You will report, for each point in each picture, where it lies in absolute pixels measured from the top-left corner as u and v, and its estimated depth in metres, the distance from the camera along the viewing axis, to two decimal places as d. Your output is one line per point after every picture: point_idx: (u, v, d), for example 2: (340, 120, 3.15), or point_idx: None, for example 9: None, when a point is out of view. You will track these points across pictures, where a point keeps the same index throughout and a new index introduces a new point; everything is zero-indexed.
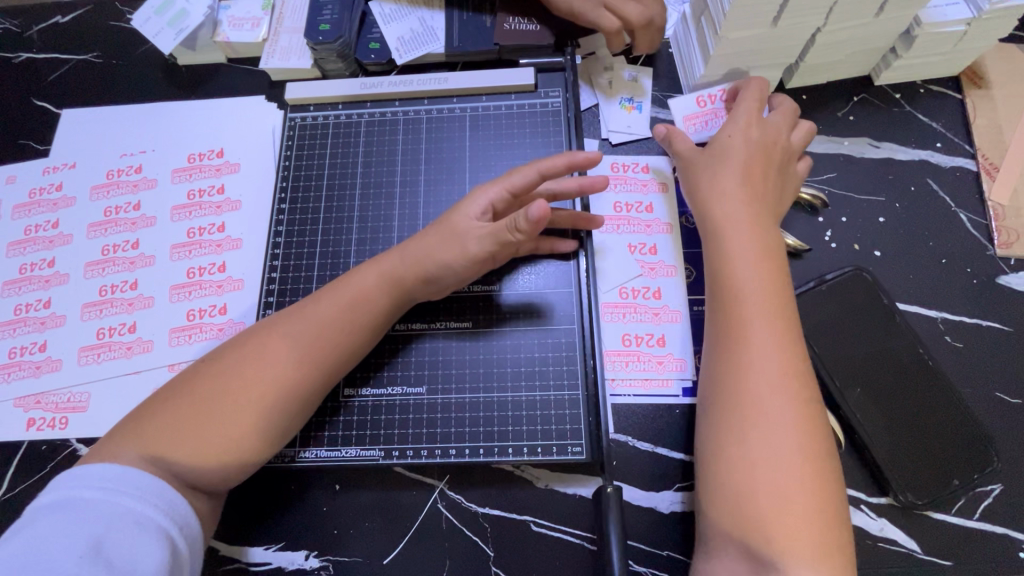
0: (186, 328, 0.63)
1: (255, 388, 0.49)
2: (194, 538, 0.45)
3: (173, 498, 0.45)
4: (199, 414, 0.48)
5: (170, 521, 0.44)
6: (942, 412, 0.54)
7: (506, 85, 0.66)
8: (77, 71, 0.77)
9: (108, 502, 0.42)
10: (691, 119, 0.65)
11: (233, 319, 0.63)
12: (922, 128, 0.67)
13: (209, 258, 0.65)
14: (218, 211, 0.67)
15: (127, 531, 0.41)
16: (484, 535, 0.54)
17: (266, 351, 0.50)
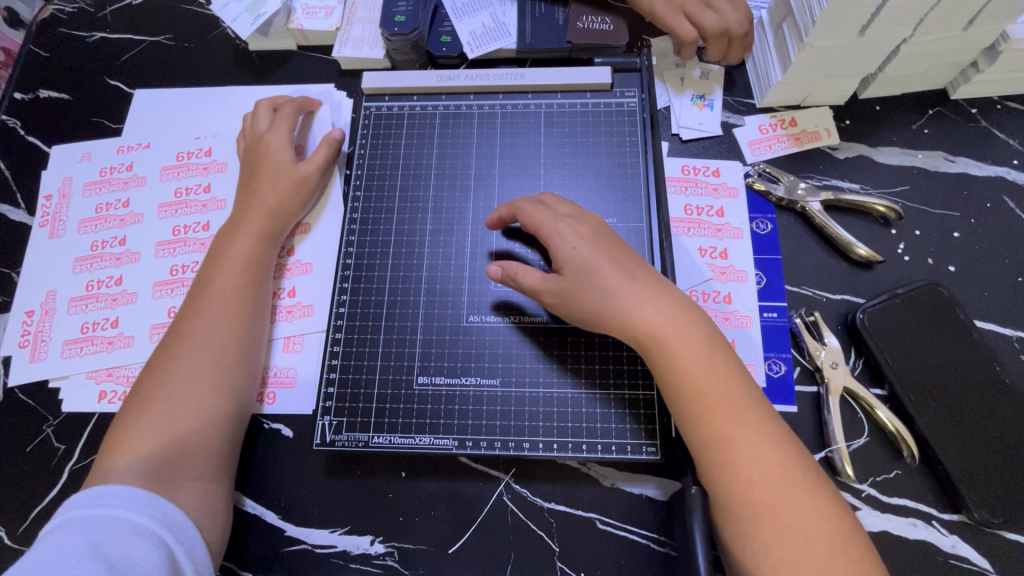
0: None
1: (203, 363, 0.54)
2: (194, 547, 0.47)
3: (166, 508, 0.47)
4: (150, 406, 0.52)
5: (167, 531, 0.46)
6: (1017, 431, 0.53)
7: (583, 83, 0.66)
8: (149, 53, 0.78)
9: (108, 513, 0.45)
10: (756, 144, 0.67)
11: (302, 302, 0.63)
12: (998, 144, 0.66)
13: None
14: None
15: (127, 538, 0.44)
16: (549, 530, 0.55)
17: (191, 329, 0.55)
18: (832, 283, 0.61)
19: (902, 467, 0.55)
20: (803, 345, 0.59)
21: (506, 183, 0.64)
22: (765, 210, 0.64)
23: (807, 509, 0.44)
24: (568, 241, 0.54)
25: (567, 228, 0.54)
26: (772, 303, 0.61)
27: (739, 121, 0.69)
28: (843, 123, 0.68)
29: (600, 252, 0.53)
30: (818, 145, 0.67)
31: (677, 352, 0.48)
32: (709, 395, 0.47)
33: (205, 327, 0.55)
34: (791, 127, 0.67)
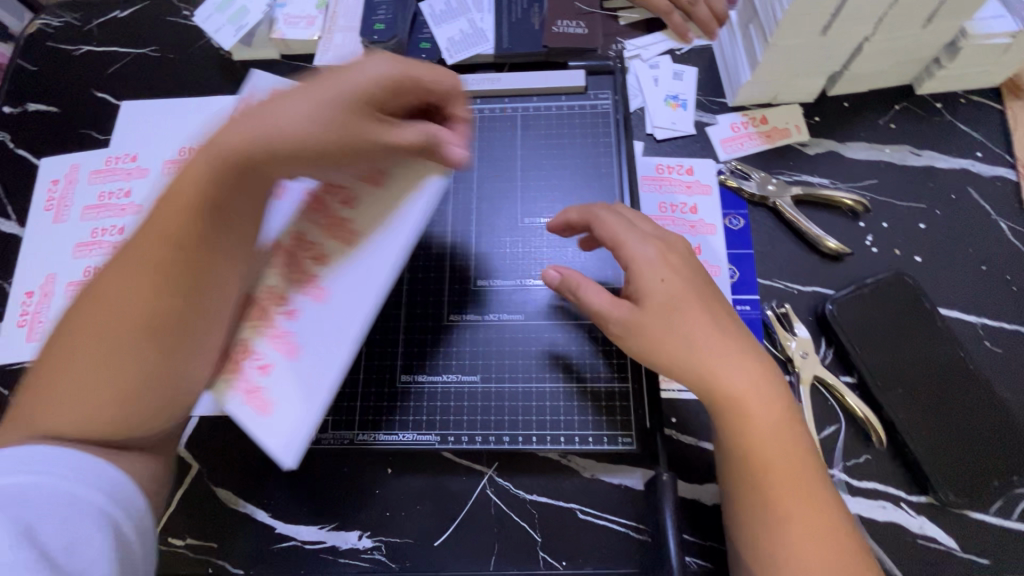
0: (275, 329, 0.48)
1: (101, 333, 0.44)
2: (142, 518, 0.45)
3: (105, 475, 0.43)
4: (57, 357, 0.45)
5: (114, 505, 0.43)
6: (981, 414, 0.55)
7: (558, 86, 0.68)
8: (135, 65, 0.80)
9: (39, 485, 0.40)
10: (728, 142, 0.69)
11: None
12: (962, 137, 0.68)
13: (349, 294, 0.48)
14: (327, 265, 0.50)
15: (67, 516, 0.40)
16: (532, 521, 0.56)
17: (104, 304, 0.45)
18: (802, 276, 0.63)
19: (872, 452, 0.57)
20: (775, 336, 0.60)
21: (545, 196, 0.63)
22: (737, 206, 0.66)
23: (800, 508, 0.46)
24: (657, 271, 0.51)
25: (654, 251, 0.51)
26: (745, 296, 0.62)
27: (711, 120, 0.70)
28: (812, 119, 0.70)
29: (674, 274, 0.51)
30: (789, 142, 0.69)
31: (711, 363, 0.48)
32: (739, 408, 0.48)
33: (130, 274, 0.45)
34: (762, 125, 0.69)
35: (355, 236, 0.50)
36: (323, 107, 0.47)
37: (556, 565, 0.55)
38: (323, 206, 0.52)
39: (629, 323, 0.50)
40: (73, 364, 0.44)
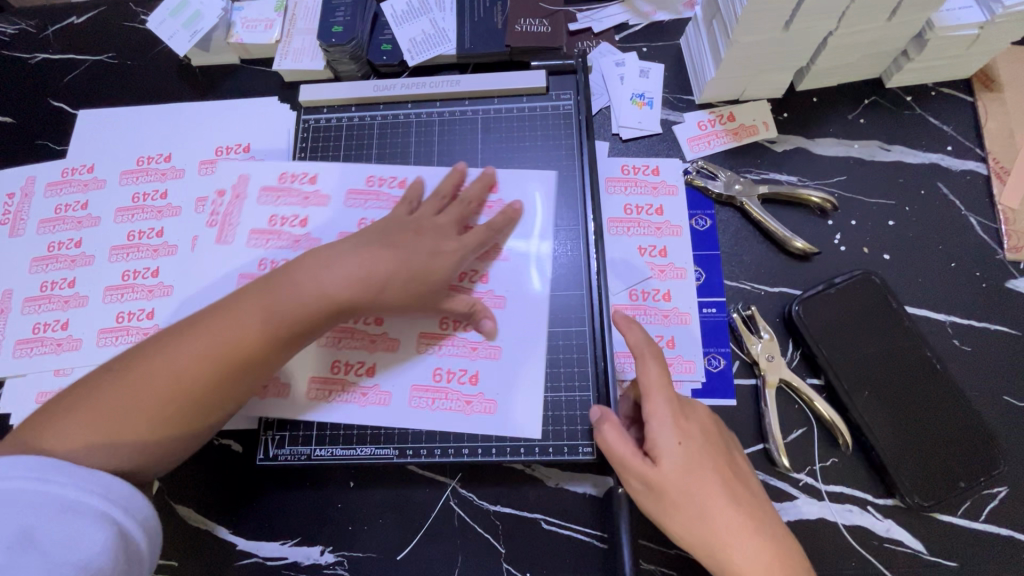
0: (329, 382, 0.56)
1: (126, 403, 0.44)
2: (147, 519, 0.43)
3: (115, 482, 0.41)
4: (147, 365, 0.45)
5: (112, 505, 0.41)
6: (948, 415, 0.54)
7: (520, 87, 0.67)
8: (92, 73, 0.78)
9: (40, 491, 0.39)
10: (694, 140, 0.68)
11: (484, 393, 0.55)
12: (932, 131, 0.67)
13: (461, 362, 0.55)
14: (372, 346, 0.56)
15: (60, 521, 0.38)
16: (495, 532, 0.56)
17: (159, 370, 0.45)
18: (770, 276, 0.62)
19: (839, 454, 0.56)
20: (741, 338, 0.59)
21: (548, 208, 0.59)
22: (704, 206, 0.65)
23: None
24: (671, 434, 0.46)
25: (669, 424, 0.46)
26: (711, 298, 0.61)
27: (678, 118, 0.69)
28: (781, 116, 0.68)
29: (684, 419, 0.47)
30: (756, 139, 0.67)
31: (667, 475, 0.45)
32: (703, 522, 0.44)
33: (253, 313, 0.47)
34: (729, 122, 0.68)
35: (395, 347, 0.56)
36: (360, 279, 0.49)
37: None
38: (355, 333, 0.56)
39: (655, 484, 0.45)
40: (178, 386, 0.45)
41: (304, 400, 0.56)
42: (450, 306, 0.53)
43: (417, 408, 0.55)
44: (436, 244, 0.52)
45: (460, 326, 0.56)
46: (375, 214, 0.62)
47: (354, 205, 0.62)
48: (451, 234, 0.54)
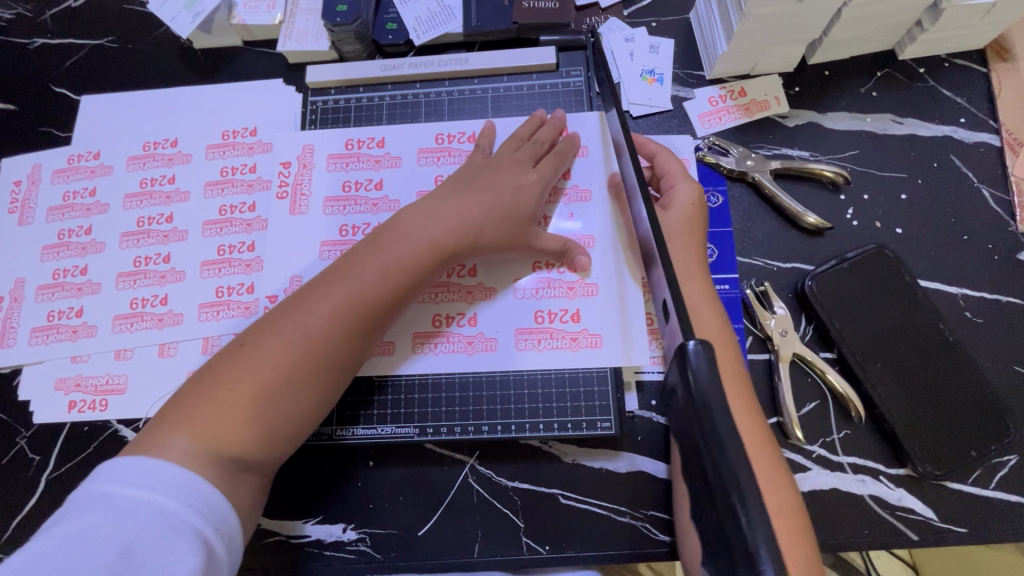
0: (433, 336, 0.59)
1: (245, 383, 0.48)
2: (233, 536, 0.46)
3: (213, 501, 0.45)
4: (229, 380, 0.48)
5: (206, 522, 0.44)
6: (960, 385, 0.55)
7: (528, 65, 0.67)
8: (93, 57, 0.77)
9: (146, 503, 0.42)
10: (706, 117, 0.67)
11: (587, 329, 0.58)
12: (945, 103, 0.66)
13: (559, 302, 0.59)
14: (469, 297, 0.60)
15: (159, 535, 0.41)
16: (514, 507, 0.57)
17: (266, 350, 0.49)
18: (782, 252, 0.62)
19: (851, 427, 0.56)
20: (754, 314, 0.60)
21: (608, 165, 0.63)
22: (716, 183, 0.65)
23: (771, 492, 0.45)
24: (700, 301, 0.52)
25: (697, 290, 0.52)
26: (723, 275, 0.61)
27: (689, 94, 0.68)
28: (792, 90, 0.67)
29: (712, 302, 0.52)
30: (768, 114, 0.67)
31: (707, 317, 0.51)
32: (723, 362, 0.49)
33: (314, 312, 0.51)
34: (741, 97, 0.67)
35: (491, 295, 0.60)
36: (462, 220, 0.55)
37: (539, 550, 0.55)
38: (450, 286, 0.60)
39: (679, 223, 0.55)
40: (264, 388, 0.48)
41: (412, 354, 0.58)
42: (542, 244, 0.57)
43: (523, 349, 0.58)
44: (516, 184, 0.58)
45: (554, 265, 0.60)
46: (448, 169, 0.64)
47: (428, 163, 0.65)
48: (528, 166, 0.59)
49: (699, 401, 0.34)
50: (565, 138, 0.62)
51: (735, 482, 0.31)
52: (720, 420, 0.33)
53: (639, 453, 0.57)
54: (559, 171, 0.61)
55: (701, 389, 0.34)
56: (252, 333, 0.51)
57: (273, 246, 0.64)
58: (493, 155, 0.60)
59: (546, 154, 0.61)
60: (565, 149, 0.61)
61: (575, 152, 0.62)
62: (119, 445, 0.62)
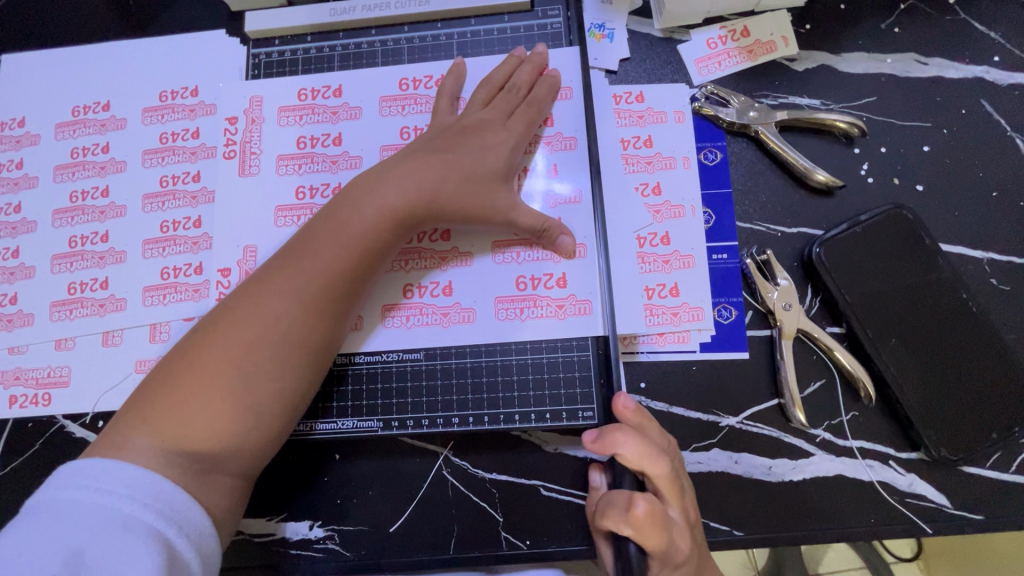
0: (403, 308, 0.54)
1: (201, 374, 0.45)
2: (202, 537, 0.42)
3: (173, 498, 0.41)
4: (183, 376, 0.45)
5: (166, 522, 0.40)
6: (982, 361, 0.50)
7: (499, 4, 0.58)
8: (10, 11, 0.68)
9: (99, 505, 0.39)
10: (703, 62, 0.59)
11: (575, 295, 0.52)
12: (978, 38, 0.58)
13: (544, 267, 0.53)
14: (443, 264, 0.54)
15: (113, 537, 0.37)
16: (492, 500, 0.52)
17: (222, 338, 0.46)
18: (788, 216, 0.56)
19: (860, 408, 0.51)
20: (755, 286, 0.54)
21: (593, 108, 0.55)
22: (714, 137, 0.57)
23: None
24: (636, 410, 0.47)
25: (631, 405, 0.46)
26: (721, 243, 0.55)
27: (685, 35, 0.60)
28: (803, 28, 0.59)
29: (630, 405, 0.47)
30: (774, 58, 0.59)
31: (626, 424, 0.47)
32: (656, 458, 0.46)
33: (270, 297, 0.47)
34: (743, 37, 0.59)
35: (467, 260, 0.54)
36: (416, 186, 0.49)
37: (520, 545, 0.51)
38: (420, 252, 0.54)
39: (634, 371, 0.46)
40: (220, 378, 0.45)
41: (380, 327, 0.53)
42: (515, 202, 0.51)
43: (506, 320, 0.53)
44: (481, 139, 0.51)
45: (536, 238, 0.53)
46: (414, 120, 0.57)
47: (391, 113, 0.57)
48: (499, 121, 0.53)
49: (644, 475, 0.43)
50: (543, 80, 0.55)
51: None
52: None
53: None
54: (534, 125, 0.54)
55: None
56: (211, 322, 0.47)
57: (223, 215, 0.57)
58: (461, 114, 0.53)
59: (520, 106, 0.54)
60: (542, 95, 0.54)
61: (555, 97, 0.55)
62: (68, 442, 0.57)
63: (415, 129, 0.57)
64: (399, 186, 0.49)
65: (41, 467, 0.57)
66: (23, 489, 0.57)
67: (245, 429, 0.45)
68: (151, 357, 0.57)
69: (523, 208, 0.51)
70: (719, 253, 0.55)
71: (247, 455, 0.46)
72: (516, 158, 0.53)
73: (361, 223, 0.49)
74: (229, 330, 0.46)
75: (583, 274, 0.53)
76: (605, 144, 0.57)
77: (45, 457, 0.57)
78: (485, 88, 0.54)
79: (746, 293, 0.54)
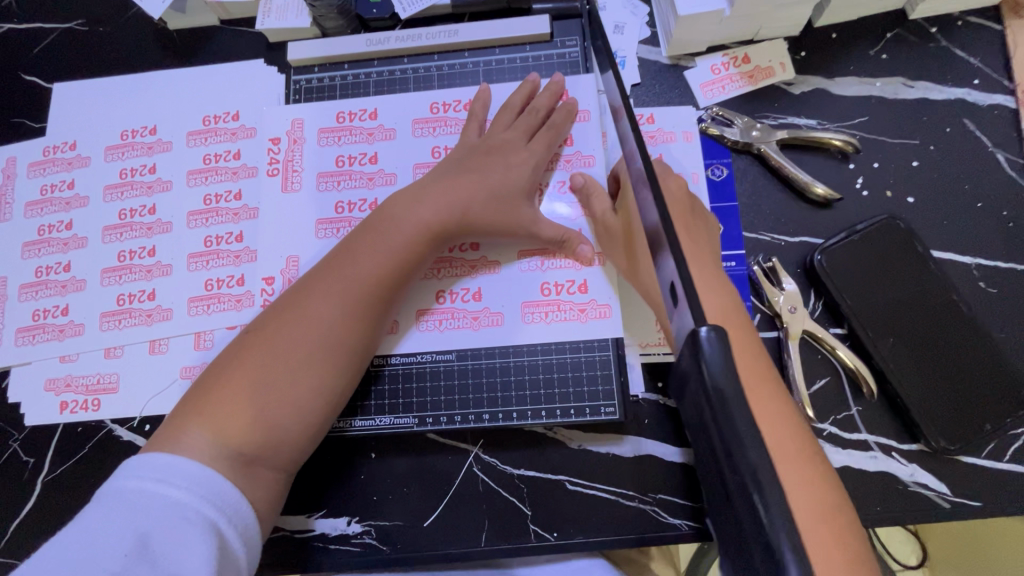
0: (435, 312, 0.57)
1: (252, 371, 0.48)
2: (247, 527, 0.45)
3: (226, 491, 0.44)
4: (234, 373, 0.48)
5: (219, 513, 0.43)
6: (974, 357, 0.54)
7: (520, 35, 0.63)
8: (62, 43, 0.73)
9: (160, 495, 0.42)
10: (708, 86, 0.64)
11: (596, 300, 0.56)
12: (959, 63, 0.63)
13: (567, 274, 0.57)
14: (472, 272, 0.58)
15: (174, 526, 0.40)
16: (520, 495, 0.56)
17: (270, 338, 0.50)
18: (790, 226, 0.60)
19: (863, 403, 0.55)
20: (762, 291, 0.58)
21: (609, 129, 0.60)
22: (720, 155, 0.62)
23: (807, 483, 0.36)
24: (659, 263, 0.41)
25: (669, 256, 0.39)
26: (731, 252, 0.59)
27: (690, 63, 0.65)
28: (798, 55, 0.64)
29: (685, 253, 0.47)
30: (772, 82, 0.64)
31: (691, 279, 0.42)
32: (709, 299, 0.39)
33: (316, 301, 0.51)
34: (744, 64, 0.64)
35: (495, 269, 0.58)
36: (449, 202, 0.54)
37: (548, 537, 0.55)
38: (451, 262, 0.58)
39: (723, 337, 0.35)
40: (269, 374, 0.48)
41: (415, 331, 0.57)
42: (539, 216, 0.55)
43: (532, 323, 0.56)
44: (509, 158, 0.56)
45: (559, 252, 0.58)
46: (444, 141, 0.62)
47: (422, 134, 0.62)
48: (523, 142, 0.57)
49: (718, 401, 0.31)
50: (563, 104, 0.60)
51: (764, 501, 0.29)
52: (740, 418, 0.30)
53: (644, 437, 0.56)
54: (554, 145, 0.58)
55: (717, 386, 0.31)
56: (261, 324, 0.51)
57: (266, 229, 0.61)
58: (488, 136, 0.58)
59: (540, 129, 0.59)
60: (561, 119, 0.58)
61: (574, 120, 0.60)
62: (115, 445, 0.61)
63: (445, 149, 0.61)
64: (434, 202, 0.54)
65: (89, 470, 0.60)
66: (72, 490, 0.60)
67: (292, 422, 0.49)
68: (195, 364, 0.61)
69: (547, 222, 0.55)
70: (728, 260, 0.59)
71: (293, 451, 0.49)
72: (539, 176, 0.57)
73: (401, 235, 0.53)
74: (279, 331, 0.50)
75: (604, 282, 0.57)
76: None
77: (94, 461, 0.60)
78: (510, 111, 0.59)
79: (753, 297, 0.58)
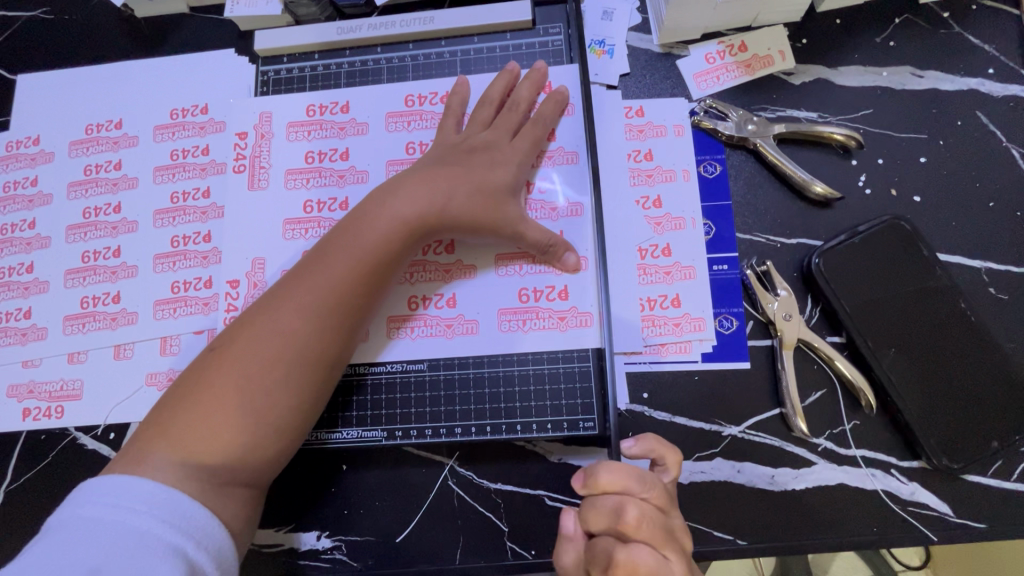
0: (409, 319, 0.54)
1: (218, 388, 0.45)
2: (221, 549, 0.42)
3: (190, 513, 0.41)
4: (200, 391, 0.45)
5: (183, 537, 0.40)
6: (984, 370, 0.50)
7: (500, 22, 0.60)
8: (26, 31, 0.69)
9: (109, 520, 0.39)
10: (702, 77, 0.60)
11: (577, 307, 0.53)
12: (972, 51, 0.59)
13: (547, 279, 0.54)
14: (448, 277, 0.55)
15: (129, 553, 0.37)
16: (497, 511, 0.53)
17: (236, 351, 0.46)
18: (786, 227, 0.56)
19: (862, 417, 0.52)
20: (755, 296, 0.54)
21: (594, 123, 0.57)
22: (713, 151, 0.58)
23: None
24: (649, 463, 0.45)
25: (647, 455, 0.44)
26: (721, 255, 0.56)
27: (683, 51, 0.61)
28: (799, 42, 0.60)
29: None
30: (770, 72, 0.60)
31: None
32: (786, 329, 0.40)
33: (283, 310, 0.47)
34: (741, 52, 0.60)
35: (472, 273, 0.55)
36: (421, 202, 0.50)
37: (525, 555, 0.52)
38: (425, 265, 0.55)
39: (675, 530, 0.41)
40: (237, 390, 0.45)
41: (387, 339, 0.54)
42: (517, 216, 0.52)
43: (510, 331, 0.53)
44: (491, 155, 0.52)
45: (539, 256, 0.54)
46: (419, 136, 0.58)
47: (396, 129, 0.59)
48: (500, 138, 0.54)
49: None
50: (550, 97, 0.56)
51: None
52: None
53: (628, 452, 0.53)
54: (539, 142, 0.55)
55: None
56: (227, 337, 0.48)
57: (232, 229, 0.58)
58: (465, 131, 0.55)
59: (522, 123, 0.55)
60: (547, 112, 0.55)
61: (560, 113, 0.56)
62: (80, 453, 0.58)
63: (420, 144, 0.58)
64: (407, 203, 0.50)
65: (53, 480, 0.58)
66: (35, 500, 0.58)
67: (260, 440, 0.46)
68: (161, 370, 0.58)
69: (528, 223, 0.52)
70: (719, 264, 0.56)
71: (255, 469, 0.47)
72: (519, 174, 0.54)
73: (370, 239, 0.50)
74: (244, 344, 0.47)
75: (587, 287, 0.53)
76: (605, 156, 0.58)
77: (57, 470, 0.58)
78: (489, 103, 0.55)
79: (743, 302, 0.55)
